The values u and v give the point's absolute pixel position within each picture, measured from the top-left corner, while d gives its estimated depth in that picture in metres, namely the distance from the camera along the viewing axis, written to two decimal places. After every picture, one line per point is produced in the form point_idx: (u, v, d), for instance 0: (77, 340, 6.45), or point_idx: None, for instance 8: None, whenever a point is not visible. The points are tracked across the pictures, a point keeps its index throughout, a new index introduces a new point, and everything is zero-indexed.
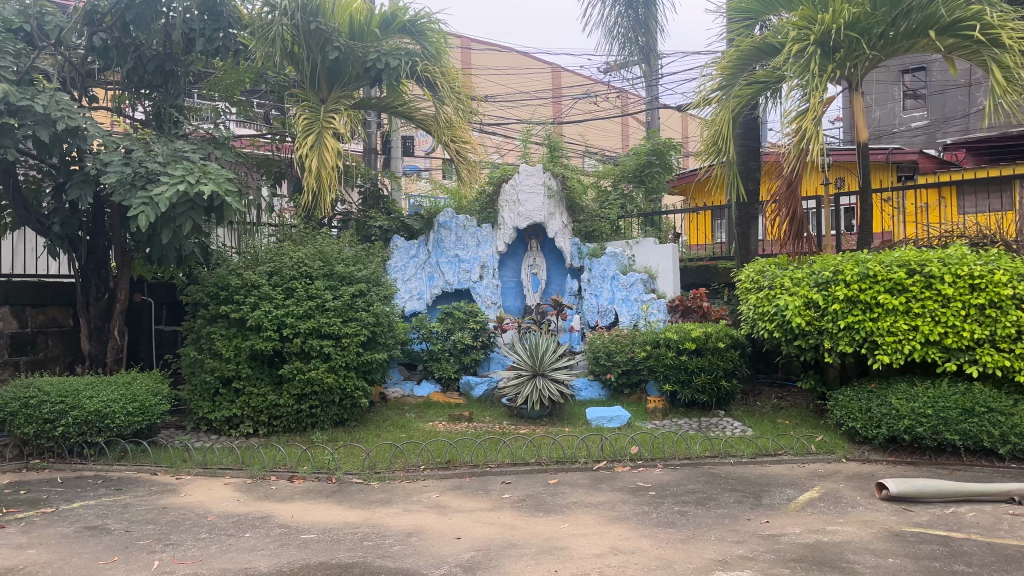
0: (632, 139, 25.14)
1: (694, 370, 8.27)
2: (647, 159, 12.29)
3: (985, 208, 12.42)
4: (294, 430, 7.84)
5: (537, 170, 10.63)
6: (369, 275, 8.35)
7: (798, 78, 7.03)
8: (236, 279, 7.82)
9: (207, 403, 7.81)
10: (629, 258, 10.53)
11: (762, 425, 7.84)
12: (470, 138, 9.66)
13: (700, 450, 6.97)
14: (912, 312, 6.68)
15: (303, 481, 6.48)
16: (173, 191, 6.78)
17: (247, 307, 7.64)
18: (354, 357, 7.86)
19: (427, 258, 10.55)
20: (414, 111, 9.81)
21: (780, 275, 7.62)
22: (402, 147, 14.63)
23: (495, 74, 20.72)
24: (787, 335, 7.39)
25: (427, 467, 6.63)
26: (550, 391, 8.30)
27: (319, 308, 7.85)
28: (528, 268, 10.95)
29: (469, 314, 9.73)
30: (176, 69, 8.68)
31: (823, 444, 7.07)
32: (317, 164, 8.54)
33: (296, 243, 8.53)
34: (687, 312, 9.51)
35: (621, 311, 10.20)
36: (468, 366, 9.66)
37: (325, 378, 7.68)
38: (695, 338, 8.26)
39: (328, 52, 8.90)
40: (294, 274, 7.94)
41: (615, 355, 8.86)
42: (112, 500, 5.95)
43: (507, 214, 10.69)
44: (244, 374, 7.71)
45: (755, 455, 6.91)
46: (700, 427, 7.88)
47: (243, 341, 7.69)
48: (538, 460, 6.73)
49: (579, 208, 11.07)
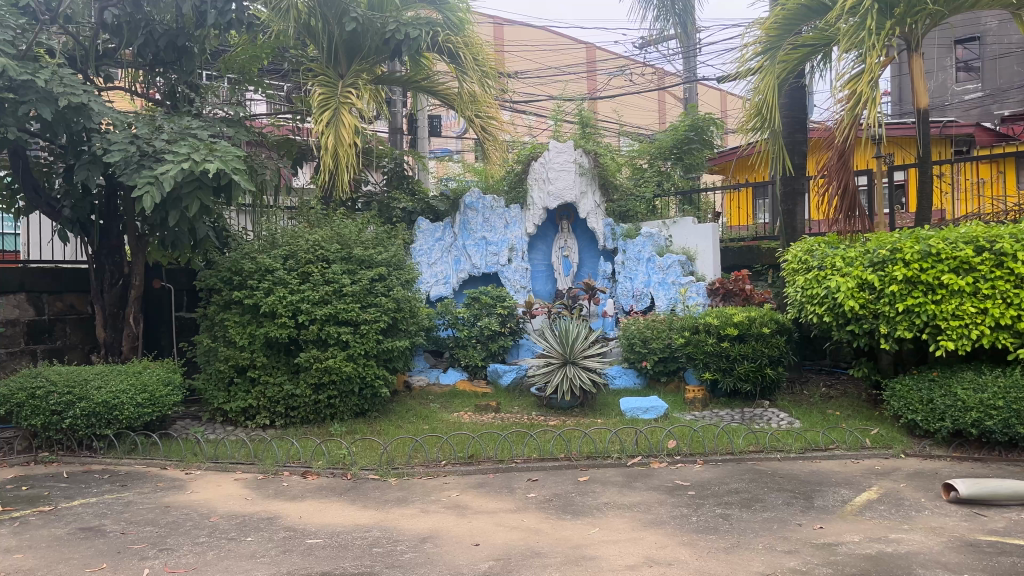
0: (667, 117, 24.41)
1: (736, 358, 7.70)
2: (685, 135, 11.70)
3: None
4: (312, 421, 7.49)
5: (567, 147, 10.07)
6: (390, 258, 7.93)
7: (852, 37, 6.32)
8: (250, 264, 7.43)
9: (222, 393, 7.48)
10: (666, 239, 9.97)
11: (811, 416, 7.27)
12: (495, 113, 9.14)
13: (743, 445, 6.43)
14: (980, 293, 6.05)
15: (317, 477, 6.08)
16: (177, 169, 6.38)
17: (260, 293, 7.26)
18: (374, 345, 7.45)
19: (453, 242, 10.16)
20: (437, 86, 9.26)
21: (830, 255, 7.00)
22: (430, 127, 14.14)
23: (525, 50, 20.10)
24: (838, 319, 6.80)
25: (448, 462, 6.20)
26: (581, 380, 7.81)
27: (337, 293, 7.44)
28: (560, 251, 10.54)
29: (496, 299, 9.27)
30: (189, 44, 8.39)
31: (879, 438, 6.49)
32: (333, 141, 8.07)
33: (312, 225, 8.10)
34: (728, 296, 8.93)
35: (658, 295, 9.65)
36: (496, 353, 9.21)
37: (343, 367, 7.28)
38: (737, 323, 7.68)
39: (345, 23, 8.33)
40: (310, 257, 7.52)
41: (651, 342, 8.37)
42: (114, 499, 5.62)
43: (537, 193, 10.20)
44: (259, 363, 7.35)
45: (803, 450, 6.36)
46: (744, 418, 7.34)
47: (258, 329, 7.33)
48: (567, 455, 6.26)
49: (613, 187, 10.48)
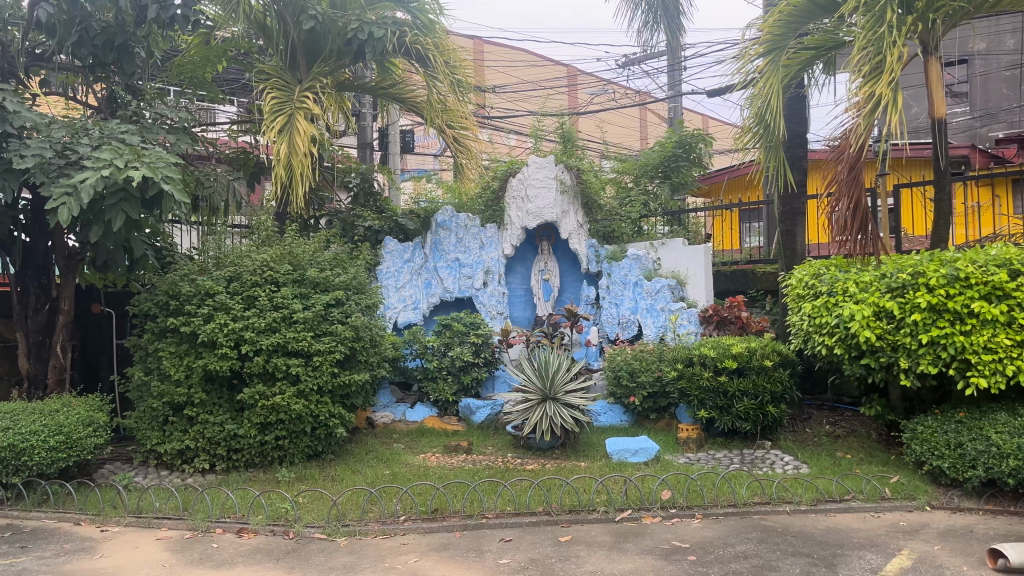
0: (651, 136, 23.83)
1: (735, 394, 6.90)
2: (672, 152, 10.97)
3: None
4: (257, 465, 6.63)
5: (548, 162, 9.27)
6: (348, 281, 7.11)
7: (869, 34, 5.61)
8: (188, 286, 6.55)
9: (156, 433, 6.59)
10: (654, 262, 9.24)
11: (820, 460, 6.48)
12: (470, 124, 8.44)
13: (747, 495, 5.62)
14: (1017, 324, 5.32)
15: (253, 536, 5.19)
16: (96, 177, 5.51)
17: (198, 320, 6.39)
18: (328, 379, 6.59)
19: (423, 263, 9.39)
20: (406, 94, 8.46)
21: (841, 279, 6.25)
22: (402, 143, 13.34)
23: (505, 66, 19.40)
24: (851, 352, 6.04)
25: (408, 518, 5.33)
26: (562, 419, 6.97)
27: (287, 320, 6.57)
28: (539, 274, 9.77)
29: (469, 326, 8.45)
30: (130, 43, 7.49)
31: (899, 486, 5.72)
32: (286, 150, 7.20)
33: (260, 243, 7.24)
34: (724, 323, 8.20)
35: (646, 323, 8.86)
36: (469, 387, 8.36)
37: (292, 405, 6.40)
38: (736, 356, 6.91)
39: (302, 21, 7.49)
40: (257, 279, 6.64)
41: (640, 375, 7.58)
42: (5, 567, 4.70)
43: (514, 213, 9.39)
44: (197, 400, 6.46)
45: (815, 502, 5.56)
46: (745, 462, 6.55)
47: (196, 361, 6.43)
48: (546, 509, 5.42)
49: (596, 206, 9.72)
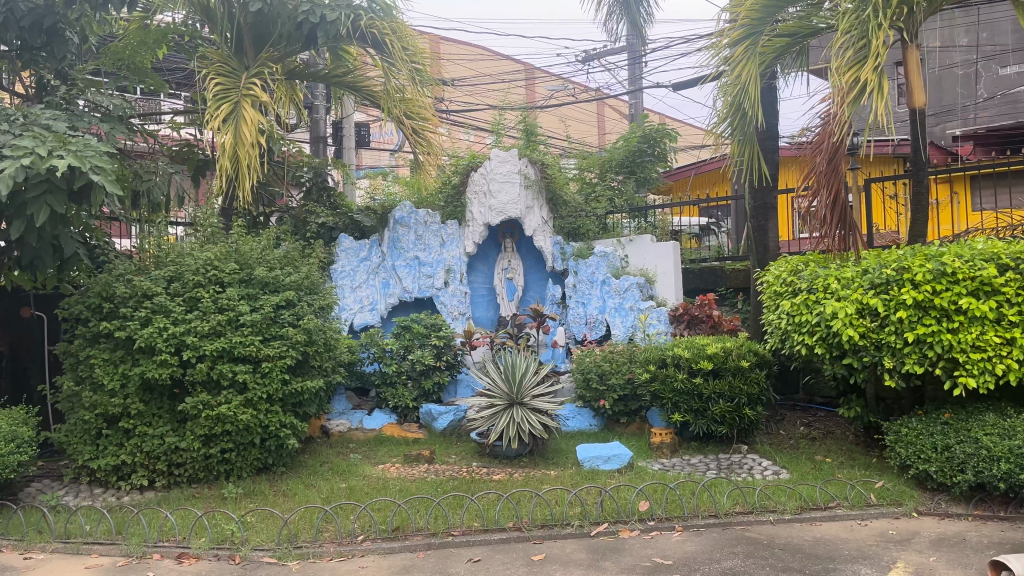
0: (610, 132, 23.59)
1: (710, 397, 6.60)
2: (637, 147, 10.66)
3: (1006, 202, 11.01)
4: (201, 481, 6.11)
5: (511, 156, 8.89)
6: (299, 281, 6.62)
7: (854, 17, 5.33)
8: (123, 287, 6.00)
9: (88, 448, 6.04)
10: (622, 259, 8.92)
11: (799, 464, 6.21)
12: (430, 116, 8.01)
13: (728, 504, 5.30)
14: (1006, 321, 5.10)
15: (194, 562, 4.69)
16: (14, 166, 4.90)
17: (134, 324, 5.85)
18: (278, 387, 6.10)
19: (380, 262, 8.97)
20: (361, 82, 7.99)
21: (821, 276, 5.97)
22: (357, 137, 12.82)
23: (462, 59, 18.95)
24: (832, 352, 5.77)
25: (366, 538, 4.89)
26: (530, 425, 6.60)
27: (232, 323, 6.06)
28: (503, 273, 9.37)
29: (430, 328, 8.04)
30: (60, 25, 6.90)
31: (885, 492, 5.47)
32: (231, 141, 6.66)
33: (204, 240, 6.72)
34: (695, 322, 7.93)
35: (614, 322, 8.52)
36: (430, 392, 7.94)
37: (239, 415, 5.90)
38: (711, 356, 6.62)
39: (249, 2, 6.96)
40: (199, 279, 6.11)
41: (610, 377, 7.24)
42: None
43: (477, 208, 9.00)
44: (134, 411, 5.93)
45: (799, 511, 5.26)
46: (722, 468, 6.25)
47: (132, 368, 5.90)
48: (517, 525, 5.03)
49: (561, 202, 9.36)
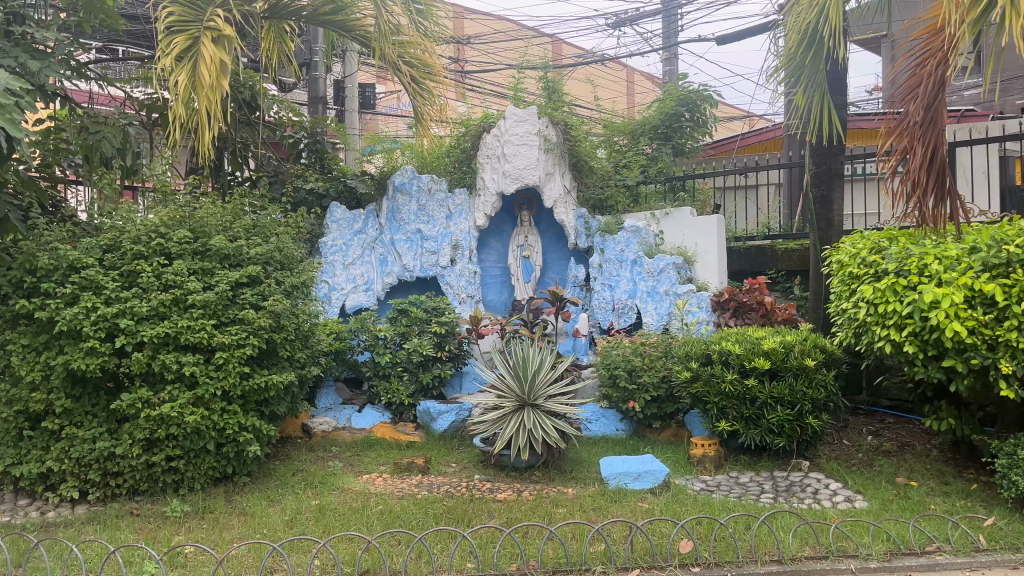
0: (638, 102, 22.17)
1: (766, 403, 5.39)
2: (675, 109, 9.37)
3: None
4: (146, 494, 5.04)
5: (530, 114, 7.69)
6: (267, 254, 5.48)
7: None
8: (48, 257, 4.89)
9: (7, 452, 4.97)
10: (656, 236, 7.70)
11: (878, 489, 5.00)
12: (433, 61, 6.81)
13: (794, 546, 4.09)
14: None
15: None
16: None
17: (56, 302, 4.75)
18: (236, 384, 5.00)
19: (377, 235, 7.83)
20: (353, 23, 6.79)
21: (913, 254, 4.73)
22: (363, 98, 11.62)
23: (480, 20, 17.62)
24: (927, 351, 4.55)
25: None
26: (545, 431, 5.44)
27: (180, 303, 4.96)
28: (518, 250, 8.23)
29: (431, 312, 6.90)
30: None
31: (997, 534, 4.24)
32: (188, 81, 5.49)
33: (156, 203, 5.60)
34: (743, 311, 6.69)
35: (646, 309, 7.37)
36: (430, 388, 6.80)
37: (185, 417, 4.80)
38: (769, 353, 5.39)
39: None
40: (140, 250, 5.00)
41: (642, 375, 6.07)
42: None
43: (488, 174, 7.83)
44: (59, 408, 4.85)
45: (889, 557, 4.03)
46: (781, 491, 5.05)
47: (56, 356, 4.82)
48: (521, 571, 3.86)
49: (588, 169, 8.15)
